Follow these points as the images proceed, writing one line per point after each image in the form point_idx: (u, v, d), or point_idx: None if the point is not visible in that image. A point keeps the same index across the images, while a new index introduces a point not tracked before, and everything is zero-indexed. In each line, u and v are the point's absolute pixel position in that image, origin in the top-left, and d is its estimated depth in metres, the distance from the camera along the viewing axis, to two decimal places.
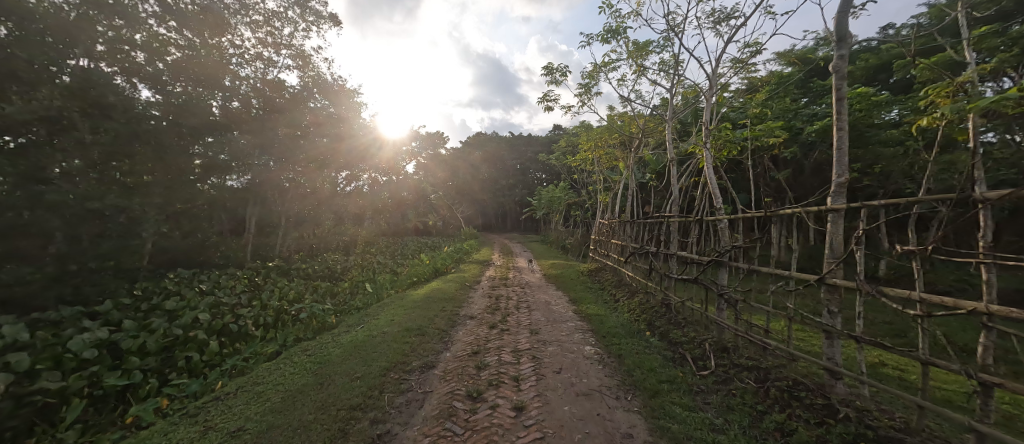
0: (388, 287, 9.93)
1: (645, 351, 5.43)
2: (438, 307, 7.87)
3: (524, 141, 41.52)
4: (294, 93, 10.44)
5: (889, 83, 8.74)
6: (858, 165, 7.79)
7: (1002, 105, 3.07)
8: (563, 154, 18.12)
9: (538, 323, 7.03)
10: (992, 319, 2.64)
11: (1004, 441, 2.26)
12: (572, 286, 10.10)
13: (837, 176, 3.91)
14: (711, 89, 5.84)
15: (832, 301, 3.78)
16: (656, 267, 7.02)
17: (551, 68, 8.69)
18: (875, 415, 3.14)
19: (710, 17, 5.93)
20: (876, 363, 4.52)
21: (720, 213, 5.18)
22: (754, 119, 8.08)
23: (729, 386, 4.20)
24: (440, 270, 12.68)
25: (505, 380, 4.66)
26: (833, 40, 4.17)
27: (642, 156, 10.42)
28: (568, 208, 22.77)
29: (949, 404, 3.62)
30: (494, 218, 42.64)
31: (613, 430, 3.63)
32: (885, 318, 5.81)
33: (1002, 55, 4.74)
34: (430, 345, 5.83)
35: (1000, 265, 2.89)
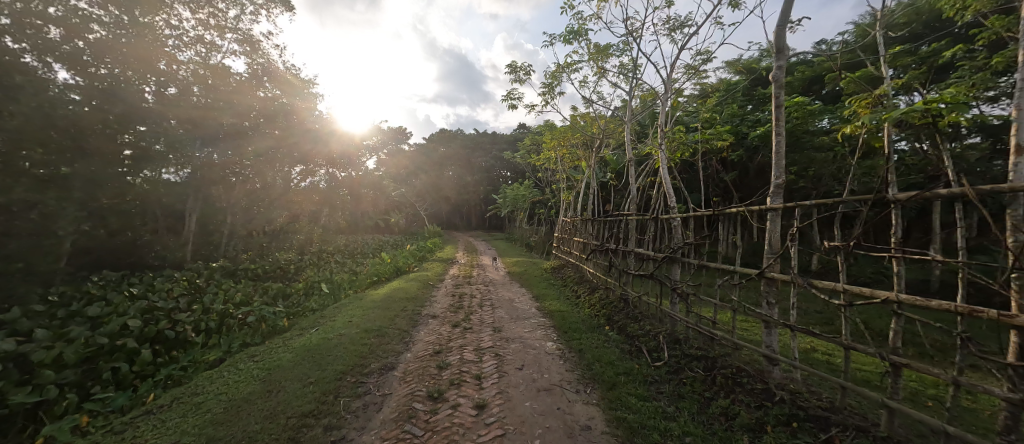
0: (346, 287, 9.55)
1: (604, 344, 5.60)
2: (399, 307, 7.67)
3: (490, 139, 41.47)
4: (242, 81, 9.72)
5: (821, 94, 9.59)
6: (795, 169, 8.50)
7: (910, 116, 3.45)
8: (527, 152, 18.27)
9: (502, 320, 7.05)
10: (901, 307, 2.98)
11: (910, 414, 2.55)
12: (536, 283, 10.24)
13: (776, 178, 4.22)
14: (665, 93, 6.12)
15: (771, 293, 4.10)
16: (615, 263, 7.26)
17: (515, 66, 8.70)
18: (806, 396, 3.44)
19: (666, 24, 6.21)
20: (807, 349, 4.96)
21: (674, 212, 5.43)
22: (705, 123, 8.57)
23: (681, 375, 4.42)
24: (402, 269, 12.38)
25: (467, 379, 4.62)
26: (773, 52, 4.48)
27: (604, 155, 10.74)
28: (533, 206, 23.04)
29: (866, 383, 4.04)
30: (460, 216, 42.26)
31: (573, 423, 3.71)
32: (816, 307, 6.39)
33: (913, 73, 5.33)
34: (390, 346, 5.67)
35: (908, 259, 3.27)
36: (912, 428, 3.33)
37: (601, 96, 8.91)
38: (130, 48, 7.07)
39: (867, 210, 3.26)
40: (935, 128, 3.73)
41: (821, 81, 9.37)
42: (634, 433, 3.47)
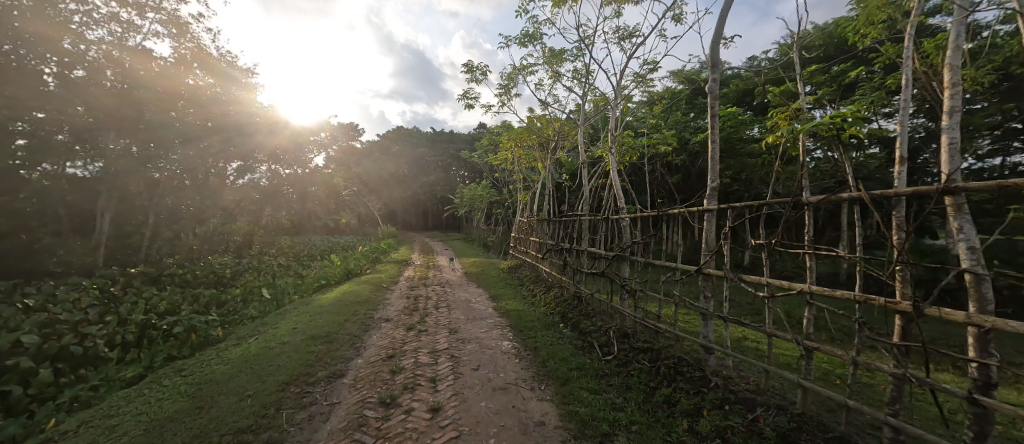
0: (290, 291, 8.98)
1: (558, 341, 5.76)
2: (350, 311, 7.35)
3: (448, 138, 40.93)
4: (167, 67, 8.78)
5: (752, 105, 10.55)
6: (731, 173, 9.27)
7: (821, 129, 3.89)
8: (484, 152, 18.28)
9: (458, 321, 7.00)
10: (812, 297, 3.37)
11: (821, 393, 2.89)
12: (492, 283, 10.28)
13: (711, 182, 4.58)
14: (616, 99, 6.41)
15: (707, 287, 4.45)
16: (570, 262, 7.49)
17: (472, 66, 8.65)
18: (737, 381, 3.78)
19: (616, 33, 6.50)
20: (738, 337, 5.46)
21: (623, 212, 5.70)
22: (652, 129, 9.09)
23: (629, 367, 4.65)
24: (353, 271, 11.87)
25: (421, 383, 4.53)
26: (709, 65, 4.84)
27: (559, 157, 11.01)
28: (490, 206, 23.08)
29: (786, 366, 4.53)
30: (416, 216, 41.28)
31: (527, 420, 3.78)
32: (747, 299, 7.03)
33: (825, 90, 6.02)
34: (340, 353, 5.41)
35: (818, 255, 3.70)
36: (821, 403, 3.79)
37: (556, 99, 9.13)
38: (25, 24, 6.15)
39: (786, 211, 3.63)
40: (840, 140, 4.24)
41: (752, 93, 10.33)
42: (585, 426, 3.60)
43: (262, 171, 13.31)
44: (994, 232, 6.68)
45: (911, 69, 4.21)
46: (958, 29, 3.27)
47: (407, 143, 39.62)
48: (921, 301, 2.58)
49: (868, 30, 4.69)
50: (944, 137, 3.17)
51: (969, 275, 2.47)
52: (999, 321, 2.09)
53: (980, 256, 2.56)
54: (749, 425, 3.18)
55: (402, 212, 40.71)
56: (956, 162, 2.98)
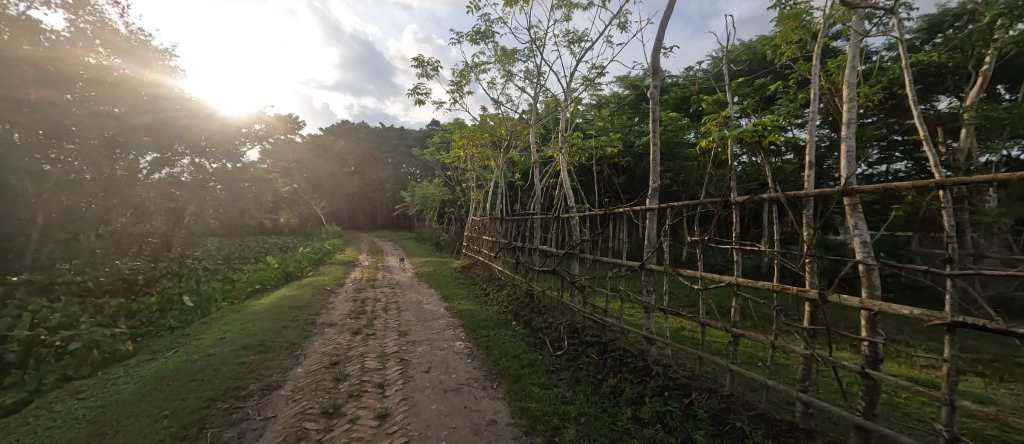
0: (217, 298, 8.15)
1: (511, 339, 5.79)
2: (288, 317, 6.83)
3: (399, 135, 39.64)
4: (58, 43, 7.56)
5: (689, 112, 11.40)
6: (671, 174, 9.93)
7: (746, 135, 4.27)
8: (436, 150, 17.95)
9: (408, 323, 6.79)
10: (739, 288, 3.70)
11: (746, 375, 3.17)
12: (444, 283, 10.13)
13: (653, 182, 4.84)
14: (566, 101, 6.58)
15: (650, 282, 4.71)
16: (522, 260, 7.57)
17: (422, 60, 8.42)
18: (675, 369, 4.05)
19: (566, 37, 6.68)
20: (677, 327, 5.88)
21: (573, 211, 5.87)
22: (600, 131, 9.47)
23: (578, 361, 4.79)
24: (292, 274, 11.07)
25: (368, 389, 4.32)
26: (651, 72, 5.11)
27: (512, 156, 11.11)
28: (442, 205, 22.70)
29: (717, 353, 4.94)
30: (365, 215, 39.46)
31: (478, 419, 3.75)
32: (684, 292, 7.58)
33: (750, 101, 6.64)
34: (276, 363, 5.00)
35: (744, 249, 4.07)
36: (746, 384, 4.17)
37: (509, 99, 9.18)
38: None
39: (719, 210, 3.94)
40: (762, 146, 4.70)
41: (689, 101, 11.16)
42: (536, 421, 3.65)
43: (185, 164, 11.75)
44: (881, 228, 7.81)
45: (818, 86, 4.78)
46: (853, 52, 3.76)
47: (354, 138, 37.75)
48: (826, 289, 2.93)
49: (784, 49, 5.25)
50: (843, 145, 3.63)
51: (862, 265, 2.85)
52: (884, 305, 2.43)
53: (871, 249, 2.97)
54: (685, 409, 3.42)
55: (349, 211, 38.67)
56: (852, 167, 3.42)
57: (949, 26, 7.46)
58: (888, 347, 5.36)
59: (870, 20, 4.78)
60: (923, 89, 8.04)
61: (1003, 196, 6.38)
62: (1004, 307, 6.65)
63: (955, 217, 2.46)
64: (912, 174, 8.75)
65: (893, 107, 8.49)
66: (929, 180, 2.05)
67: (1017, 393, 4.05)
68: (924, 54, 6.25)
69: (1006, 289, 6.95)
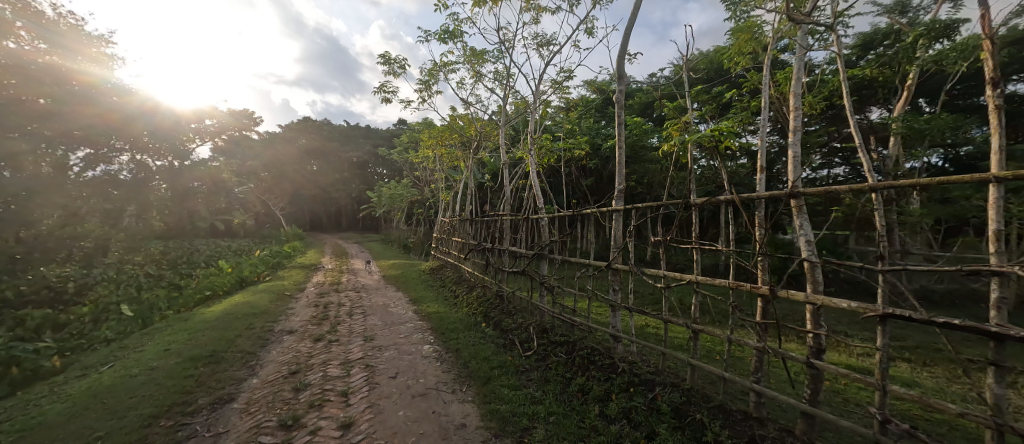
0: (161, 306, 7.52)
1: (480, 341, 5.75)
2: (243, 325, 6.42)
3: (366, 133, 38.48)
4: None
5: (653, 117, 11.85)
6: (636, 177, 10.27)
7: (705, 140, 4.49)
8: (404, 150, 17.58)
9: (374, 328, 6.58)
10: (699, 285, 3.88)
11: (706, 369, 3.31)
12: (412, 285, 9.91)
13: (619, 184, 4.98)
14: (535, 103, 6.64)
15: (616, 281, 4.84)
16: (492, 261, 7.56)
17: (389, 57, 8.20)
18: (639, 365, 4.18)
19: (534, 40, 6.75)
20: (641, 325, 6.08)
21: (542, 212, 5.92)
22: (568, 133, 9.65)
23: (547, 361, 4.83)
24: (247, 279, 10.43)
25: (331, 397, 4.14)
26: (616, 77, 5.26)
27: (482, 156, 11.08)
28: (410, 206, 22.26)
29: (679, 348, 5.16)
30: (329, 216, 37.90)
31: (447, 424, 3.69)
32: (649, 290, 7.86)
33: (708, 107, 6.99)
34: (228, 375, 4.67)
35: (703, 249, 4.27)
36: (705, 377, 4.38)
37: (478, 100, 9.14)
38: None
39: (680, 211, 4.10)
40: (718, 150, 4.95)
41: (652, 107, 11.60)
42: (505, 423, 3.64)
43: (126, 162, 10.76)
44: (823, 228, 8.46)
45: (768, 96, 5.11)
46: (798, 64, 4.05)
47: (318, 136, 36.22)
48: (775, 285, 3.13)
49: (738, 59, 5.56)
50: (790, 151, 3.90)
51: (807, 263, 3.07)
52: (826, 299, 2.63)
53: (814, 247, 3.20)
54: (650, 404, 3.53)
55: (312, 212, 37.01)
56: (798, 171, 3.69)
57: (880, 44, 8.22)
58: (830, 338, 5.81)
59: (812, 35, 5.17)
60: (858, 100, 8.80)
61: (924, 198, 7.10)
62: (925, 298, 7.41)
63: (885, 218, 2.70)
64: (849, 178, 9.56)
65: (833, 117, 9.24)
66: (864, 184, 2.24)
67: (936, 375, 4.51)
68: (859, 69, 6.84)
69: (926, 282, 7.75)
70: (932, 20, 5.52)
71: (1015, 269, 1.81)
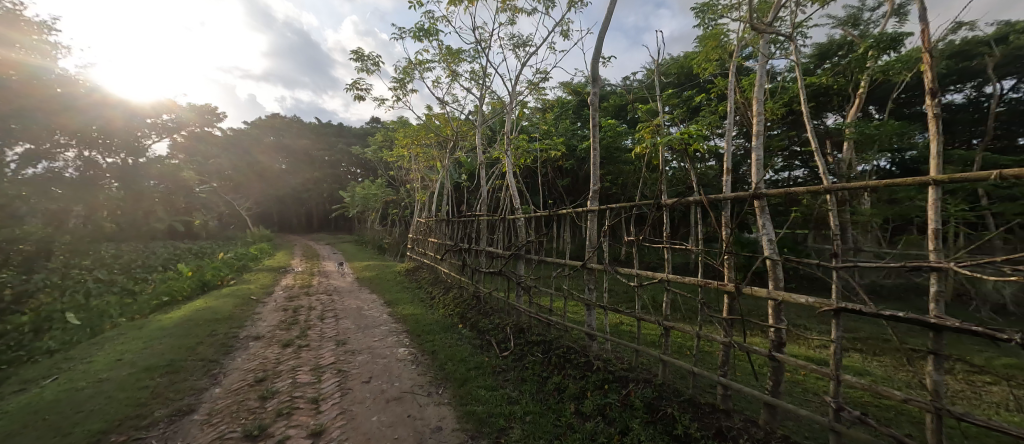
0: (112, 314, 7.01)
1: (457, 342, 5.70)
2: (204, 332, 6.09)
3: (339, 131, 37.39)
4: None
5: (627, 120, 12.13)
6: (610, 178, 10.48)
7: (675, 142, 4.63)
8: (378, 148, 17.21)
9: (347, 332, 6.41)
10: (670, 283, 3.99)
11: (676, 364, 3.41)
12: (387, 287, 9.71)
13: (594, 185, 5.05)
14: (511, 103, 6.65)
15: (592, 280, 4.91)
16: (468, 262, 7.52)
17: (362, 54, 8.01)
18: (614, 362, 4.26)
19: (510, 40, 6.76)
20: (616, 323, 6.22)
21: (519, 212, 5.94)
22: (544, 134, 9.73)
23: (524, 360, 4.85)
24: (210, 283, 9.90)
25: (300, 405, 3.98)
26: (591, 79, 5.34)
27: (459, 156, 10.99)
28: (386, 206, 21.81)
29: (651, 344, 5.31)
30: (300, 217, 36.55)
31: (423, 427, 3.64)
32: (623, 288, 8.04)
33: (679, 111, 7.22)
34: (188, 384, 4.41)
35: (674, 248, 4.40)
36: (676, 372, 4.52)
37: (455, 99, 9.06)
38: None
39: (652, 211, 4.21)
40: (688, 152, 5.12)
41: (626, 109, 11.87)
42: (482, 424, 3.62)
43: (69, 158, 10.20)
44: (785, 227, 8.92)
45: (734, 101, 5.32)
46: (761, 71, 4.24)
47: (288, 133, 34.87)
48: (740, 283, 3.26)
49: (706, 65, 5.77)
50: (754, 154, 4.08)
51: (768, 261, 3.23)
52: (787, 295, 2.77)
53: (775, 246, 3.36)
54: (623, 400, 3.60)
55: (281, 213, 35.58)
56: (761, 174, 3.86)
57: (835, 54, 8.75)
58: (791, 331, 6.13)
59: (774, 44, 5.44)
60: (816, 107, 9.33)
61: (874, 199, 7.62)
62: (875, 293, 7.95)
63: (838, 218, 2.88)
64: (809, 180, 10.12)
65: (794, 122, 9.76)
66: (819, 186, 2.38)
67: (884, 364, 4.85)
68: (816, 77, 7.26)
69: (876, 277, 8.31)
70: (880, 33, 5.92)
71: (950, 265, 1.96)
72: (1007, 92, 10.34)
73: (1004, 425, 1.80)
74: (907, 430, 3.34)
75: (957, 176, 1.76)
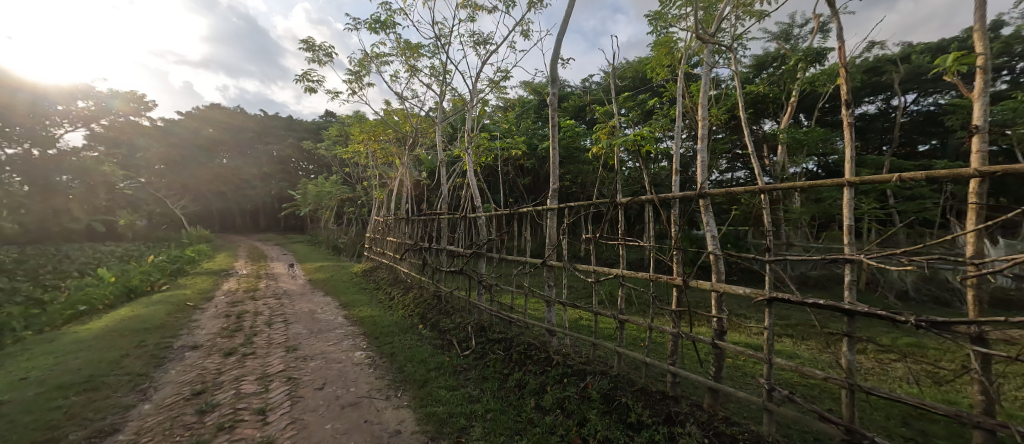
0: (13, 327, 6.10)
1: (417, 343, 5.59)
2: (131, 343, 5.49)
3: (290, 125, 35.26)
4: None
5: (586, 121, 12.51)
6: (570, 176, 10.75)
7: (630, 144, 4.83)
8: (333, 144, 16.42)
9: (298, 337, 6.09)
10: (624, 278, 4.16)
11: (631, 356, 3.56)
12: (342, 289, 9.33)
13: (553, 183, 5.14)
14: (472, 101, 6.62)
15: (552, 277, 5.01)
16: (428, 261, 7.40)
17: (313, 44, 7.60)
18: (573, 356, 4.38)
19: (470, 37, 6.72)
20: (575, 318, 6.39)
21: (480, 211, 5.92)
22: (505, 132, 9.80)
23: (485, 359, 4.85)
24: (138, 289, 8.95)
25: (244, 417, 3.71)
26: (551, 80, 5.42)
27: (418, 153, 10.77)
28: (341, 204, 20.88)
29: (608, 338, 5.52)
30: (245, 216, 33.98)
31: (380, 432, 3.54)
32: (582, 284, 8.28)
33: (635, 113, 7.54)
34: (110, 402, 3.96)
35: (628, 244, 4.59)
36: (631, 363, 4.74)
37: (415, 95, 8.85)
38: None
39: (609, 209, 4.36)
40: (642, 153, 5.36)
41: (585, 110, 12.24)
42: (442, 424, 3.59)
43: None
44: (728, 224, 9.63)
45: (682, 106, 5.63)
46: (705, 79, 4.51)
47: (231, 126, 32.32)
48: (687, 277, 3.47)
49: (658, 71, 6.07)
50: (700, 156, 4.35)
51: (712, 256, 3.47)
52: (727, 287, 2.99)
53: (717, 242, 3.61)
54: (581, 392, 3.71)
55: (223, 212, 32.84)
56: (705, 175, 4.13)
57: (771, 65, 9.56)
58: (733, 321, 6.64)
59: (718, 54, 5.84)
60: (755, 113, 10.15)
61: (804, 199, 8.42)
62: (803, 283, 8.81)
63: (771, 215, 3.14)
64: (748, 181, 10.99)
65: (736, 126, 10.54)
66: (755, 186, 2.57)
67: (810, 347, 5.39)
68: (756, 85, 7.87)
69: (805, 269, 9.20)
70: (809, 48, 6.53)
71: (861, 257, 2.21)
72: (909, 105, 11.81)
73: (902, 395, 2.07)
74: (827, 405, 3.74)
75: (866, 179, 1.98)
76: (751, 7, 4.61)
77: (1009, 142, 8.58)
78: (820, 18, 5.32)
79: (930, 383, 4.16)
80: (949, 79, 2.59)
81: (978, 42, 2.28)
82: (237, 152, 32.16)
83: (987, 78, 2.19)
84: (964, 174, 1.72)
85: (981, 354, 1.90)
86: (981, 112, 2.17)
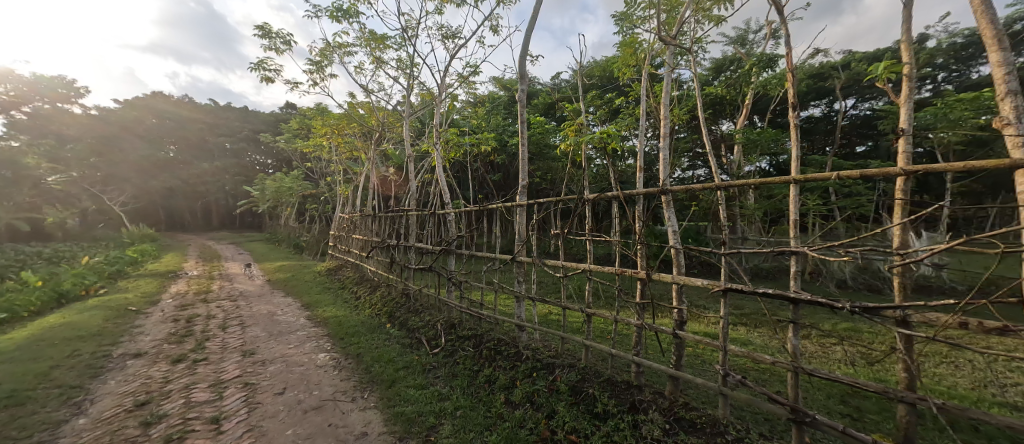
0: None
1: (384, 343, 5.45)
2: (61, 353, 4.99)
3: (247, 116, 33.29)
4: None
5: (555, 117, 12.65)
6: (540, 173, 10.91)
7: (596, 141, 4.94)
8: (294, 138, 15.74)
9: (256, 341, 5.78)
10: (592, 273, 4.23)
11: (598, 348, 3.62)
12: (305, 289, 8.97)
13: (522, 180, 5.14)
14: (441, 96, 6.53)
15: (521, 273, 5.03)
16: (396, 259, 7.25)
17: (270, 31, 7.18)
18: (542, 350, 4.44)
19: (439, 30, 6.61)
20: (544, 314, 6.50)
21: (449, 207, 5.84)
22: (475, 127, 9.77)
23: (455, 356, 4.81)
24: (69, 294, 8.14)
25: (195, 427, 3.49)
26: (521, 75, 5.39)
27: (384, 148, 10.49)
28: (303, 201, 20.03)
29: (577, 332, 5.65)
30: (196, 213, 31.73)
31: (346, 435, 3.45)
32: (551, 280, 8.42)
33: (602, 110, 7.71)
34: (38, 419, 3.59)
35: (595, 240, 4.66)
36: (598, 355, 4.87)
37: (381, 88, 8.62)
38: None
39: (578, 205, 4.39)
40: (609, 151, 5.46)
41: (553, 107, 12.42)
42: (411, 424, 3.54)
43: None
44: (688, 219, 10.10)
45: (646, 105, 5.77)
46: (668, 80, 4.64)
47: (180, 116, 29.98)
48: (650, 270, 3.60)
49: (625, 71, 6.21)
50: (663, 154, 4.51)
51: (673, 250, 3.61)
52: (688, 280, 3.10)
53: (679, 236, 3.75)
54: (550, 385, 3.77)
55: (171, 209, 30.43)
56: (666, 173, 4.28)
57: (728, 68, 10.08)
58: (692, 311, 6.99)
59: (680, 55, 6.06)
60: (714, 114, 10.67)
61: (758, 195, 8.94)
62: (757, 274, 9.41)
63: (726, 210, 3.29)
64: (708, 178, 11.58)
65: (696, 126, 11.04)
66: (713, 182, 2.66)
67: (762, 334, 5.75)
68: (715, 87, 8.25)
69: (758, 261, 9.81)
70: (762, 53, 6.95)
71: (805, 249, 2.37)
72: (849, 109, 12.82)
73: (839, 375, 2.25)
74: (775, 387, 4.04)
75: (810, 176, 2.12)
76: (710, 12, 4.82)
77: (930, 145, 9.56)
78: (773, 24, 5.61)
79: (863, 363, 4.58)
80: (881, 86, 2.84)
81: (905, 53, 2.51)
82: (187, 144, 29.95)
83: (911, 86, 2.42)
84: (891, 173, 1.89)
85: (904, 335, 2.11)
86: (907, 116, 2.39)
